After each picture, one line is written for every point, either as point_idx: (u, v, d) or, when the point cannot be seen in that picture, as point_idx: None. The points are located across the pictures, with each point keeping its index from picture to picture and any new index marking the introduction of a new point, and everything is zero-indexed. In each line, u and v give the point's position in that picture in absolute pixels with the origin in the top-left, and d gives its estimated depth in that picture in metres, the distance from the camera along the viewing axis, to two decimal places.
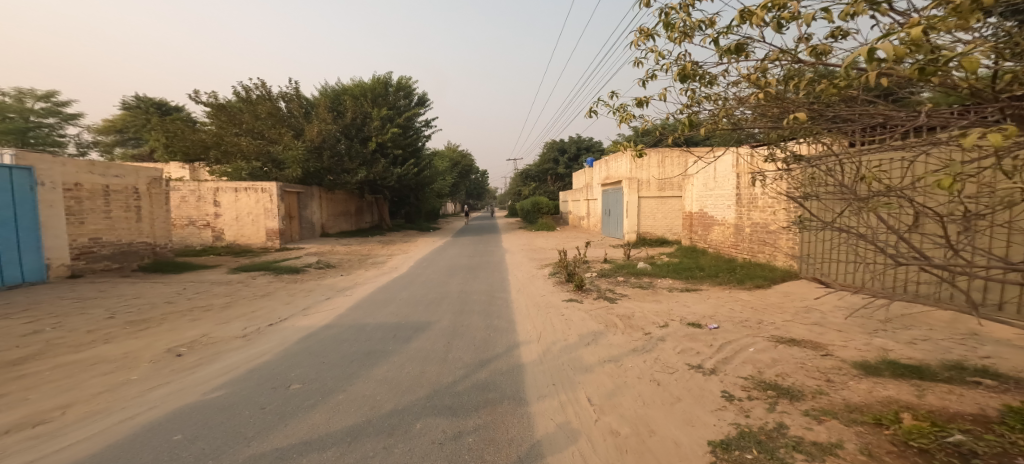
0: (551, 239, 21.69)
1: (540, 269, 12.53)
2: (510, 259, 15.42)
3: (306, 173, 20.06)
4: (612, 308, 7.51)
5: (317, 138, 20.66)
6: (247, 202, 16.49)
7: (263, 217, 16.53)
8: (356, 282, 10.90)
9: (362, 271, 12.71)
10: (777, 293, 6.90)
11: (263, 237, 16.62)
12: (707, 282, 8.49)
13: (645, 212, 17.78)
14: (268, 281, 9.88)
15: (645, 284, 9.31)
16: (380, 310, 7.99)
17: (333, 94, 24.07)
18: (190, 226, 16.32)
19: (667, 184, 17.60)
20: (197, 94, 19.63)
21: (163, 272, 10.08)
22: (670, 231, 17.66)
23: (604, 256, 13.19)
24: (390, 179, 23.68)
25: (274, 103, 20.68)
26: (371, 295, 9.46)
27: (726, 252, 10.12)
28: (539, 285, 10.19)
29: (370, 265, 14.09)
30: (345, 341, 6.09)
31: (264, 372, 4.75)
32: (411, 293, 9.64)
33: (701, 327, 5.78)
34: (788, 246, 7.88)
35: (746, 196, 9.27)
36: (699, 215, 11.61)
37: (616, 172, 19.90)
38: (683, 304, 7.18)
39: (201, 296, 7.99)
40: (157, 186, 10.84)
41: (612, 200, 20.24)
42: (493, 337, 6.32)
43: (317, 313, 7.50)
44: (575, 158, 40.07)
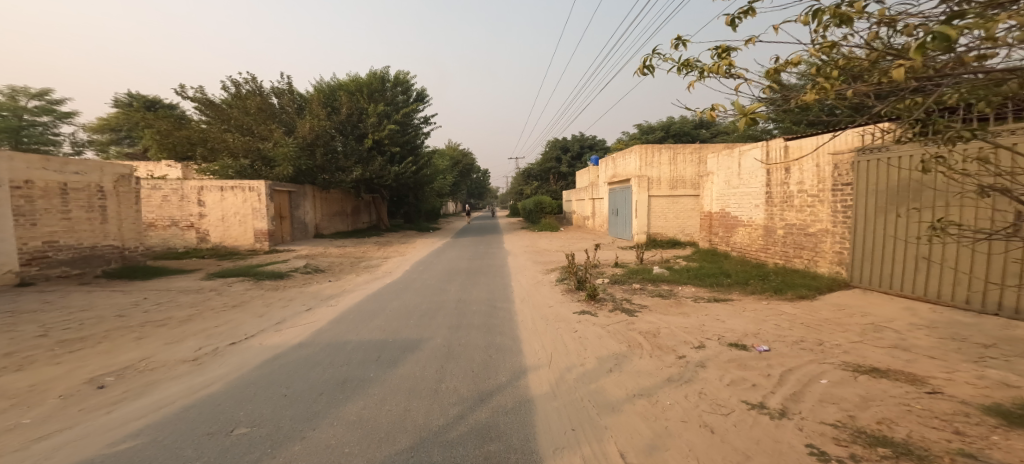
0: (555, 241, 20.65)
1: (545, 274, 11.52)
2: (513, 263, 14.41)
3: (298, 171, 19.09)
4: (633, 324, 6.50)
5: (309, 135, 19.71)
6: (233, 201, 15.52)
7: (250, 218, 15.57)
8: (344, 290, 9.89)
9: (353, 277, 11.71)
10: (829, 306, 5.88)
11: (251, 239, 15.68)
12: (737, 292, 7.47)
13: (656, 212, 16.75)
14: (245, 288, 8.90)
15: (665, 292, 8.30)
16: (365, 324, 6.99)
17: (328, 91, 23.12)
18: (172, 227, 15.31)
19: (679, 182, 16.61)
20: (182, 88, 18.62)
21: (129, 278, 9.12)
22: (683, 232, 16.63)
23: (615, 260, 12.17)
24: (387, 178, 22.71)
25: (264, 98, 19.73)
26: (357, 304, 8.45)
27: (753, 256, 9.10)
28: (546, 294, 9.18)
29: (362, 269, 13.10)
30: (318, 365, 5.11)
31: (205, 411, 3.76)
32: (403, 302, 8.65)
33: (748, 350, 4.76)
34: (833, 250, 6.86)
35: (778, 194, 8.24)
36: (719, 215, 10.58)
37: (623, 170, 18.89)
38: (716, 318, 6.16)
39: (161, 307, 7.01)
40: (126, 184, 9.89)
41: (620, 200, 19.22)
42: (495, 362, 5.33)
43: (289, 327, 6.49)
44: (579, 157, 39.10)
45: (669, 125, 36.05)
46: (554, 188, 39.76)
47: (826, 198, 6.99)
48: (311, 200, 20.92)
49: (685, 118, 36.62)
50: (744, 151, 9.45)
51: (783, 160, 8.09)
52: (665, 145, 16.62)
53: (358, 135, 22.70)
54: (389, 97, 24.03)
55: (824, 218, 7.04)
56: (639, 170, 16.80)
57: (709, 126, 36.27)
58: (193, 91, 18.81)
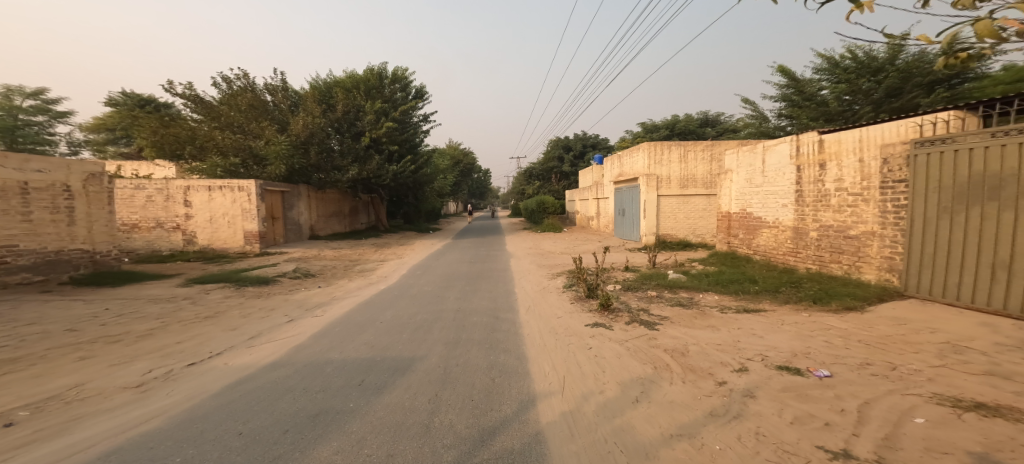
0: (559, 243, 19.85)
1: (551, 280, 10.75)
2: (516, 266, 13.65)
3: (292, 170, 18.33)
4: (655, 339, 5.72)
5: (303, 133, 18.97)
6: (221, 202, 14.78)
7: (240, 219, 14.87)
8: (333, 297, 9.12)
9: (344, 282, 10.93)
10: (884, 320, 5.15)
11: (241, 241, 14.97)
12: (768, 301, 6.71)
13: (666, 212, 15.98)
14: (225, 295, 8.16)
15: (686, 300, 7.52)
16: (352, 339, 6.20)
17: (324, 89, 22.37)
18: (157, 229, 14.51)
19: (690, 181, 15.80)
20: (170, 84, 17.86)
21: (98, 284, 8.38)
22: (694, 233, 15.84)
23: (625, 263, 11.42)
24: (385, 177, 21.99)
25: (257, 96, 18.95)
26: (347, 314, 7.68)
27: (780, 261, 8.32)
28: (553, 302, 8.40)
29: (356, 274, 12.33)
30: (289, 391, 4.34)
31: (134, 456, 3.00)
32: (397, 312, 7.85)
33: (803, 374, 4.01)
34: (880, 255, 6.12)
35: (811, 193, 7.46)
36: (738, 216, 9.80)
37: (630, 168, 18.10)
38: (752, 333, 5.38)
39: (124, 319, 6.26)
40: (97, 183, 9.12)
41: (627, 199, 18.43)
42: (499, 389, 4.56)
43: (265, 343, 5.72)
44: (581, 156, 38.36)
45: (674, 123, 35.33)
46: (556, 188, 38.98)
47: (872, 197, 6.22)
48: (306, 201, 20.18)
49: (690, 116, 35.88)
50: (768, 147, 8.64)
51: (817, 155, 7.30)
52: (675, 142, 15.85)
53: (355, 133, 21.95)
54: (386, 94, 23.28)
55: (870, 220, 6.27)
56: (648, 169, 16.00)
57: (715, 124, 35.47)
58: (183, 87, 18.02)
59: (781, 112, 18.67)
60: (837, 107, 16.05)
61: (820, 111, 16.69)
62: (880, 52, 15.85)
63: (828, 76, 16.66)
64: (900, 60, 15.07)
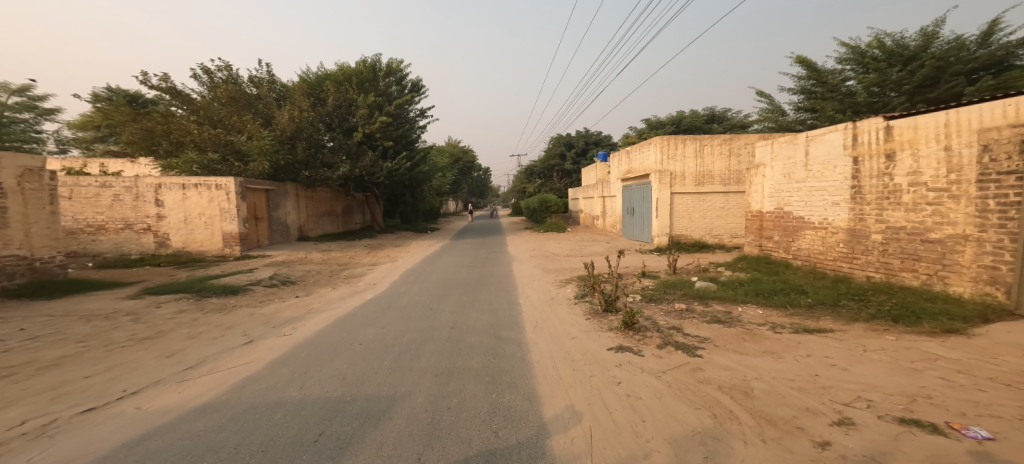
0: (563, 244, 18.63)
1: (559, 288, 9.53)
2: (519, 270, 12.47)
3: (277, 167, 17.07)
4: (701, 370, 4.51)
5: (289, 127, 17.72)
6: (196, 201, 13.58)
7: (219, 219, 13.73)
8: (310, 309, 7.90)
9: (325, 290, 9.71)
10: (1007, 348, 3.97)
11: (219, 243, 13.82)
12: (828, 318, 5.53)
13: (680, 211, 14.79)
14: (179, 309, 6.96)
15: (722, 316, 6.32)
16: (319, 369, 4.98)
17: (314, 83, 21.17)
18: (125, 230, 13.28)
19: (706, 178, 14.57)
20: (146, 76, 16.62)
21: (32, 297, 7.20)
22: (710, 234, 14.65)
23: (641, 268, 10.24)
24: (379, 175, 20.82)
25: (240, 88, 17.76)
26: (321, 333, 6.46)
27: (829, 267, 7.15)
28: (564, 318, 7.18)
29: (341, 280, 11.09)
30: (213, 453, 3.14)
31: None
32: (381, 331, 6.65)
33: (947, 435, 2.82)
34: (975, 265, 5.02)
35: (874, 189, 6.29)
36: (771, 216, 8.62)
37: (639, 165, 16.92)
38: (830, 364, 4.19)
39: (35, 344, 5.08)
40: (35, 179, 8.02)
41: (636, 197, 17.26)
42: (503, 449, 3.36)
43: (206, 375, 4.51)
44: (584, 153, 37.32)
45: (680, 119, 34.33)
46: (558, 187, 37.87)
47: (966, 192, 5.12)
48: (294, 200, 18.93)
49: (695, 113, 34.82)
50: (811, 137, 7.46)
51: (883, 144, 6.13)
52: (690, 136, 14.65)
53: (346, 129, 20.76)
54: (380, 88, 22.06)
55: (962, 221, 5.16)
56: (660, 164, 14.78)
57: (721, 121, 34.36)
58: (159, 79, 16.76)
59: (799, 105, 17.54)
60: (865, 98, 14.89)
61: (846, 103, 15.54)
62: (911, 40, 14.75)
63: (853, 66, 15.53)
64: (934, 48, 13.95)
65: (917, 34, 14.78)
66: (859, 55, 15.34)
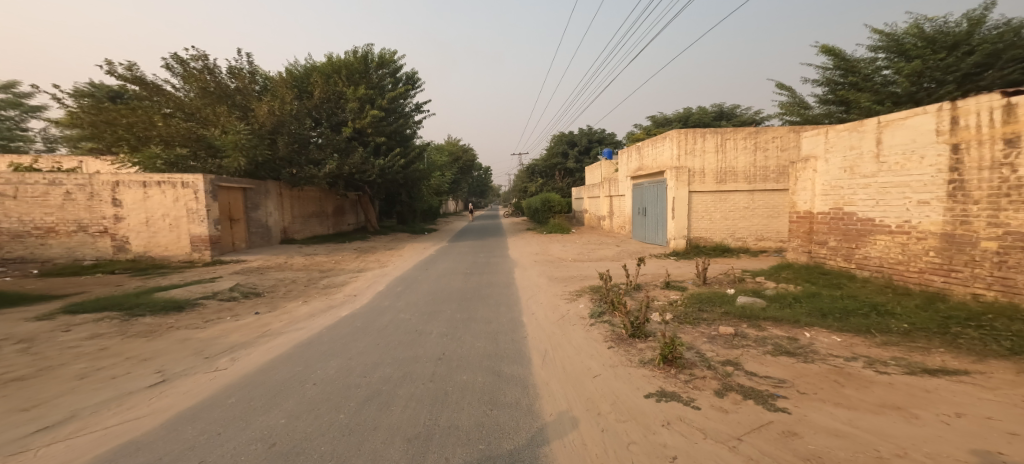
0: (569, 247, 17.17)
1: (568, 304, 8.09)
2: (521, 279, 11.01)
3: (256, 163, 15.60)
4: (797, 436, 3.06)
5: (268, 121, 16.18)
6: (158, 200, 12.35)
7: (185, 221, 12.48)
8: (266, 329, 6.47)
9: (293, 303, 8.27)
10: None
11: (186, 247, 12.55)
12: (943, 352, 4.11)
13: (699, 212, 13.34)
14: (92, 335, 5.53)
15: (785, 343, 4.87)
16: (243, 427, 3.59)
17: (300, 75, 19.76)
18: (79, 233, 12.05)
19: (728, 175, 13.04)
20: (110, 65, 15.26)
21: None
22: (733, 236, 13.13)
23: (664, 277, 8.78)
24: (371, 172, 19.36)
25: (215, 79, 16.33)
26: (268, 366, 5.03)
27: (911, 281, 5.85)
28: (580, 346, 5.73)
29: (315, 291, 9.63)
30: None
31: None
32: (347, 366, 5.22)
33: None
34: None
35: (985, 184, 5.10)
36: (821, 217, 7.31)
37: (653, 161, 15.49)
38: (1008, 434, 2.80)
39: None
40: None
41: (649, 196, 15.81)
42: None
43: (59, 449, 3.12)
44: (586, 151, 36.12)
45: (687, 116, 33.01)
46: (560, 186, 36.51)
47: None
48: (276, 200, 17.43)
49: (704, 109, 33.36)
50: (883, 121, 6.22)
51: (999, 127, 4.96)
52: (709, 129, 13.19)
53: (335, 124, 19.39)
54: (372, 81, 20.65)
55: None
56: (677, 160, 13.35)
57: (731, 117, 32.86)
58: (126, 67, 15.37)
59: (825, 98, 16.14)
60: (907, 87, 13.27)
61: (881, 93, 14.07)
62: (954, 25, 13.31)
63: (889, 53, 14.10)
64: (984, 32, 12.50)
65: (961, 18, 13.29)
66: (895, 39, 13.84)
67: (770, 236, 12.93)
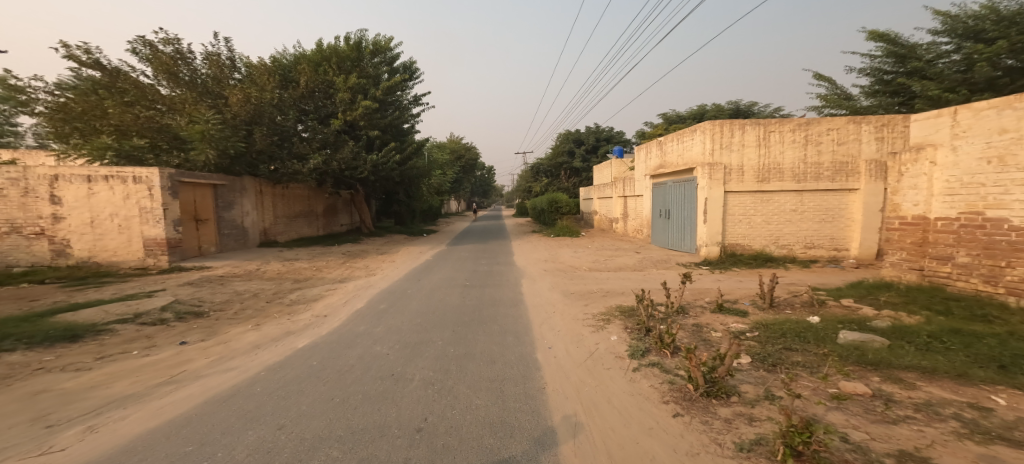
0: (582, 253, 15.31)
1: (595, 334, 6.24)
2: (531, 294, 9.17)
3: (230, 157, 13.83)
4: None
5: (242, 109, 14.34)
6: (105, 197, 10.68)
7: (138, 221, 10.77)
8: (177, 372, 4.72)
9: (238, 327, 6.48)
10: None
11: (139, 252, 10.85)
12: None
13: (736, 215, 11.47)
14: None
15: (975, 416, 3.03)
16: None
17: (287, 64, 18.01)
18: (11, 235, 10.42)
19: (773, 172, 11.11)
20: (67, 48, 13.65)
21: None
22: (776, 244, 11.24)
23: (712, 299, 6.93)
24: (362, 168, 17.50)
25: (184, 64, 14.59)
26: (138, 444, 3.33)
27: None
28: (626, 412, 3.89)
29: (276, 309, 7.83)
30: None
31: None
32: (267, 440, 3.46)
33: None
34: None
35: None
36: (941, 224, 6.30)
37: (679, 157, 13.61)
38: None
39: None
40: None
41: (674, 197, 13.93)
42: None
43: None
44: (594, 150, 34.50)
45: (701, 113, 31.28)
46: (566, 186, 34.73)
47: None
48: (256, 199, 15.62)
49: (719, 107, 31.52)
50: None
51: None
52: (749, 120, 11.32)
53: (323, 116, 17.62)
54: (366, 70, 18.87)
55: None
56: (710, 156, 11.49)
57: (748, 115, 30.94)
58: (84, 50, 13.58)
59: (876, 89, 14.49)
60: (988, 71, 11.44)
61: (953, 78, 12.20)
62: None
63: (959, 37, 12.37)
64: None
65: None
66: (964, 19, 12.10)
67: (821, 244, 10.97)
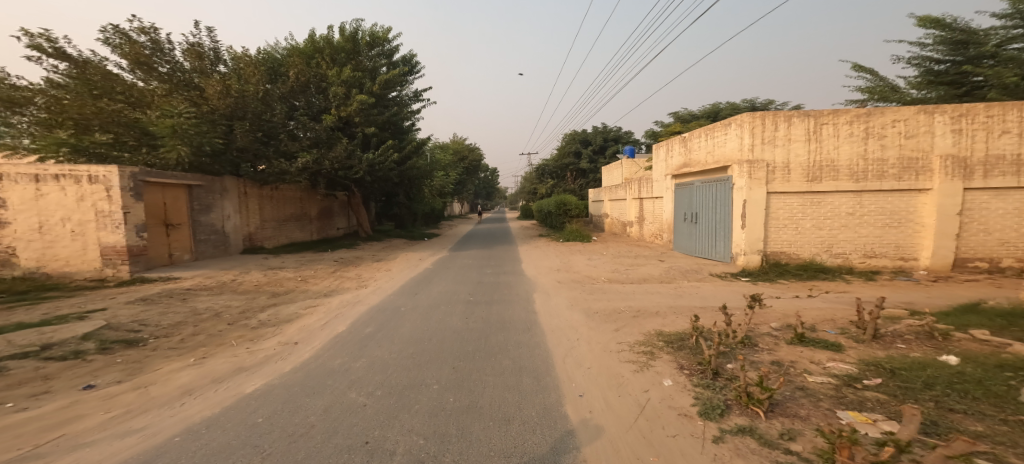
0: (598, 261, 13.79)
1: (641, 376, 4.75)
2: (548, 314, 7.66)
3: (208, 156, 12.50)
4: None
5: (222, 102, 12.97)
6: (56, 199, 9.30)
7: (94, 226, 9.36)
8: (49, 442, 3.29)
9: (175, 363, 5.05)
10: None
11: (96, 261, 9.44)
12: None
13: (781, 219, 9.96)
14: None
15: None
16: None
17: (277, 57, 16.67)
18: None
19: (825, 170, 9.62)
20: (27, 34, 12.30)
21: None
22: (829, 252, 9.74)
23: (786, 327, 5.44)
24: (358, 168, 16.12)
25: (158, 54, 13.23)
26: None
27: None
28: None
29: (236, 334, 6.36)
30: None
31: None
32: None
33: None
34: None
35: None
36: None
37: (709, 154, 12.10)
38: None
39: None
40: None
41: (703, 198, 12.43)
42: None
43: None
44: (602, 150, 33.17)
45: (715, 111, 29.83)
46: (573, 188, 33.27)
47: None
48: (239, 201, 14.22)
49: (734, 105, 30.01)
50: None
51: None
52: (796, 111, 9.84)
53: (315, 112, 16.27)
54: (362, 63, 17.53)
55: None
56: (749, 152, 9.98)
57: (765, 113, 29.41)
58: (46, 39, 12.25)
59: (929, 79, 13.28)
60: None
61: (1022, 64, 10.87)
62: None
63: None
64: None
65: None
66: None
67: (884, 252, 9.49)
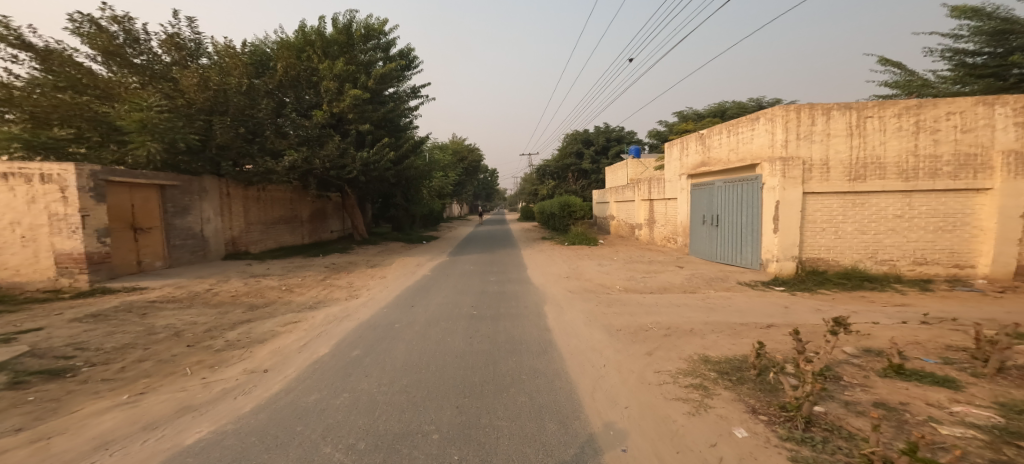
0: (610, 268, 12.73)
1: (703, 421, 3.68)
2: (564, 331, 6.59)
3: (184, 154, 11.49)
4: None
5: (200, 97, 11.98)
6: (4, 200, 8.30)
7: (48, 230, 8.30)
8: None
9: (102, 402, 3.97)
10: None
11: (49, 270, 8.36)
12: None
13: (819, 222, 8.93)
14: None
15: None
16: None
17: (266, 50, 15.64)
18: None
19: (869, 168, 8.63)
20: None
21: None
22: (874, 258, 8.73)
23: (870, 356, 4.43)
24: (350, 167, 15.05)
25: (131, 44, 12.18)
26: None
27: None
28: None
29: (193, 358, 5.28)
30: None
31: None
32: None
33: None
34: None
35: None
36: None
37: (731, 151, 11.09)
38: None
39: None
40: None
41: (725, 199, 11.40)
42: None
43: None
44: (604, 151, 32.29)
45: (721, 110, 28.91)
46: (574, 189, 32.22)
47: None
48: (220, 202, 13.12)
49: (741, 104, 29.06)
50: None
51: None
52: (835, 103, 8.85)
53: (304, 108, 15.23)
54: (356, 57, 16.48)
55: None
56: (783, 148, 8.96)
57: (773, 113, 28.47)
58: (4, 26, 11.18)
59: (966, 73, 12.36)
60: None
61: None
62: None
63: None
64: None
65: None
66: None
67: (937, 259, 8.49)
